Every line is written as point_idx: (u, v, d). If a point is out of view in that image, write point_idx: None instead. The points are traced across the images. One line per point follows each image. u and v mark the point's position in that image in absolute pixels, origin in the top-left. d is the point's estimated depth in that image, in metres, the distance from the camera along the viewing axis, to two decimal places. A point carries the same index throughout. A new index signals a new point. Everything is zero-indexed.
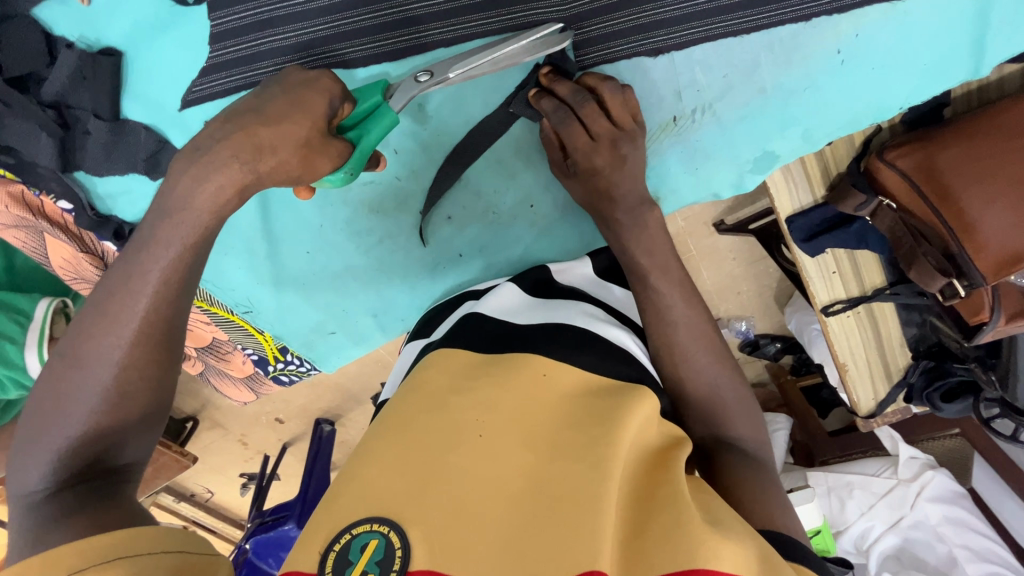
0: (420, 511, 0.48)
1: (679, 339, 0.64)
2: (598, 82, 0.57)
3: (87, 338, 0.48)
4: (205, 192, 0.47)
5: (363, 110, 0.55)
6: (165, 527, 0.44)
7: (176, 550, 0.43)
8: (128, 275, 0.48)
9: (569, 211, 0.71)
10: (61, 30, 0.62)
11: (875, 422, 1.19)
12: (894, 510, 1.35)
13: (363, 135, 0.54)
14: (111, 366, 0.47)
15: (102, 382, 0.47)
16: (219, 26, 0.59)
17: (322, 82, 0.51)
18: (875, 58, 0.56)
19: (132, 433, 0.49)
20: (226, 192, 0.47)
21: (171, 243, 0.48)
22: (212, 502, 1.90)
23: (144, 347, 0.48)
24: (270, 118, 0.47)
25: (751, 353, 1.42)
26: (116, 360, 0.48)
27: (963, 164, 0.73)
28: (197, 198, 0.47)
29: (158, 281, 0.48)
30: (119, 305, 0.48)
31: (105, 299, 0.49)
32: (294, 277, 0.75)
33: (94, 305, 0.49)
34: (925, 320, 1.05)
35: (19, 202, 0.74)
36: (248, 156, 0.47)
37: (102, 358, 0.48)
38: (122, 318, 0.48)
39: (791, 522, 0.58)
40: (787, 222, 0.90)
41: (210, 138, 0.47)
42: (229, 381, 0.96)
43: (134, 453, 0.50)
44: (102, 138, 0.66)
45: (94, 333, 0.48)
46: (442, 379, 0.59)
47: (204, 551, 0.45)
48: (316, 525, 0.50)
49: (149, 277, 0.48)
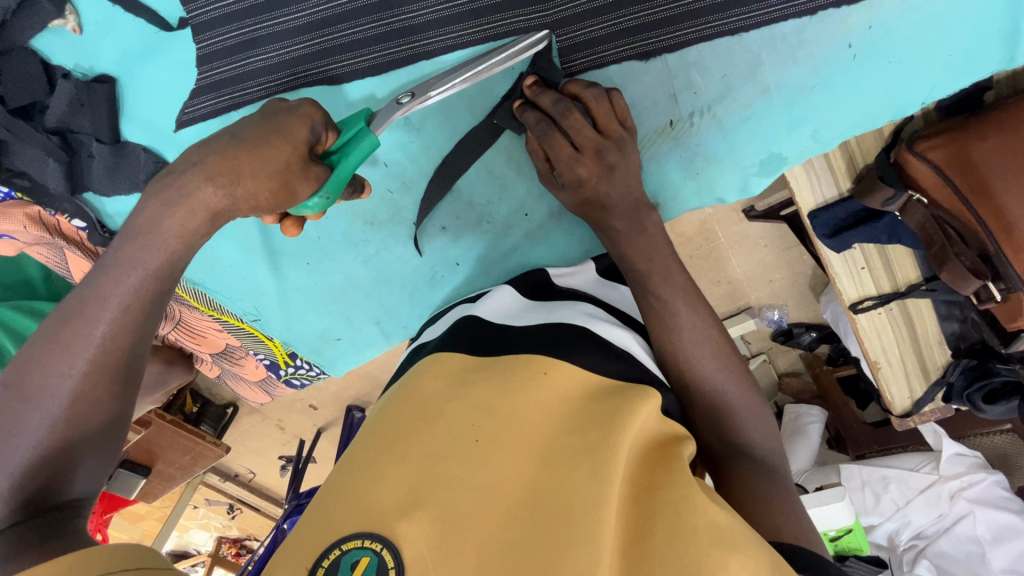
0: (410, 524, 0.48)
1: (683, 348, 0.62)
2: (580, 89, 0.56)
3: (35, 366, 0.47)
4: (175, 217, 0.49)
5: (345, 138, 0.57)
6: (124, 546, 0.42)
7: (141, 567, 0.41)
8: (85, 299, 0.49)
9: (563, 217, 0.69)
10: (59, 59, 0.65)
11: (911, 422, 1.12)
12: (934, 507, 1.29)
13: (343, 159, 0.56)
14: (61, 399, 0.46)
15: (50, 415, 0.46)
16: (206, 48, 0.60)
17: (303, 109, 0.54)
18: (892, 51, 0.53)
19: (86, 458, 0.48)
20: (197, 218, 0.49)
21: (134, 267, 0.49)
22: (256, 482, 1.98)
23: (100, 376, 0.48)
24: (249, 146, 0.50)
25: (785, 342, 1.37)
26: (67, 392, 0.47)
27: (1001, 157, 0.67)
28: (166, 222, 0.49)
29: (120, 304, 0.49)
30: (71, 333, 0.48)
31: (59, 325, 0.48)
32: (296, 289, 0.77)
33: (49, 332, 0.49)
34: (966, 316, 0.97)
35: (37, 223, 0.78)
36: (226, 180, 0.49)
37: (53, 391, 0.47)
38: (74, 346, 0.48)
39: (799, 535, 0.55)
40: (810, 217, 0.85)
41: (188, 162, 0.50)
42: (244, 383, 1.00)
43: (84, 485, 0.48)
44: (104, 160, 0.68)
45: (47, 361, 0.47)
46: (438, 386, 0.59)
47: (165, 568, 0.43)
48: (291, 548, 0.49)
49: (107, 303, 0.48)
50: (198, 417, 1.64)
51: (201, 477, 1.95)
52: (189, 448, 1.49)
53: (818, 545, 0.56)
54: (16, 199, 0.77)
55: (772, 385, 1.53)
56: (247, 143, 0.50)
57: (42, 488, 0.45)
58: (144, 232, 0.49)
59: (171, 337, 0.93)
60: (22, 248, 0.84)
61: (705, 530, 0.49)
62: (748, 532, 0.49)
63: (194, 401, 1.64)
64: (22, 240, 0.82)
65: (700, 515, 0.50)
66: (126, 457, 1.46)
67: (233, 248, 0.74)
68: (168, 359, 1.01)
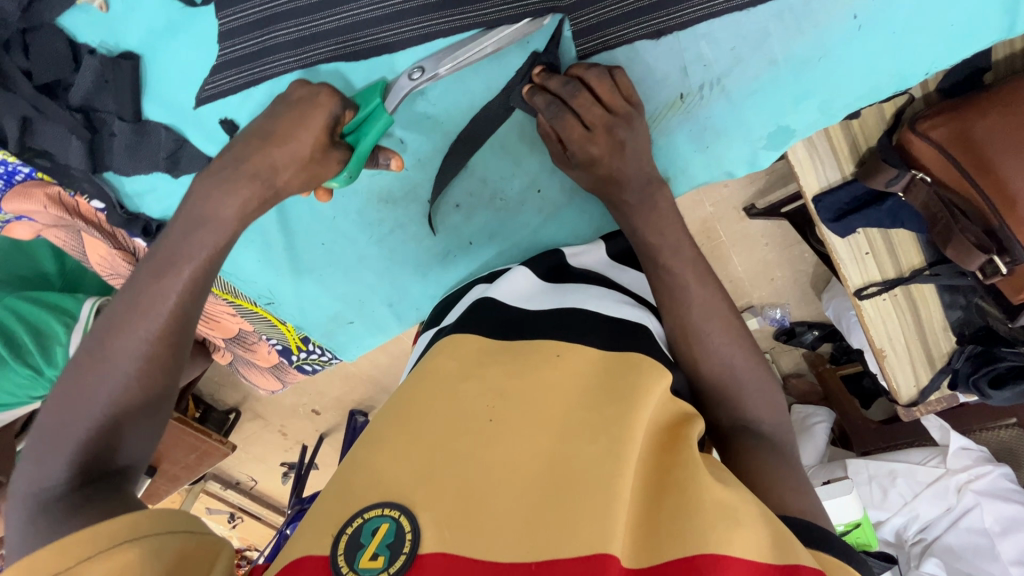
0: (427, 493, 0.48)
1: (693, 319, 0.62)
2: (582, 70, 0.58)
3: (114, 335, 0.51)
4: (231, 204, 0.55)
5: (362, 115, 0.60)
6: (174, 510, 0.44)
7: (183, 530, 0.43)
8: (155, 272, 0.53)
9: (576, 195, 0.70)
10: (85, 37, 0.65)
11: (918, 411, 1.12)
12: (940, 500, 1.29)
13: (361, 139, 0.60)
14: (135, 359, 0.50)
15: (120, 380, 0.50)
16: (226, 24, 0.61)
17: (323, 98, 0.56)
18: (896, 21, 0.54)
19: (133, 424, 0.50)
20: (251, 204, 0.56)
21: (204, 247, 0.54)
22: (257, 490, 1.98)
23: (166, 341, 0.52)
24: (279, 138, 0.55)
25: (787, 342, 1.38)
26: (141, 353, 0.50)
27: (1001, 133, 0.69)
28: (226, 209, 0.55)
29: (189, 279, 0.53)
30: (149, 302, 0.52)
31: (125, 301, 0.52)
32: (310, 271, 0.78)
33: (116, 311, 0.52)
34: (970, 303, 0.99)
35: (57, 204, 0.80)
36: (268, 174, 0.56)
37: (129, 352, 0.50)
38: (150, 313, 0.51)
39: (808, 508, 0.55)
40: (815, 201, 0.86)
41: (236, 159, 0.56)
42: (256, 369, 1.01)
43: (131, 453, 0.50)
44: (125, 139, 0.70)
45: (121, 329, 0.51)
46: (452, 365, 0.59)
47: (206, 533, 0.45)
48: (325, 509, 0.50)
49: (182, 273, 0.53)
50: (201, 421, 1.64)
51: (203, 484, 1.94)
52: (195, 448, 1.49)
53: (825, 519, 0.56)
54: (37, 180, 0.78)
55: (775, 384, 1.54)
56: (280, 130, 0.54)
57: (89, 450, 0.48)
58: (203, 224, 0.54)
59: None
60: (39, 229, 0.87)
61: (711, 506, 0.49)
62: (753, 509, 0.49)
63: (197, 407, 1.65)
64: (40, 221, 0.84)
65: (705, 492, 0.50)
66: None
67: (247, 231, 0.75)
68: None
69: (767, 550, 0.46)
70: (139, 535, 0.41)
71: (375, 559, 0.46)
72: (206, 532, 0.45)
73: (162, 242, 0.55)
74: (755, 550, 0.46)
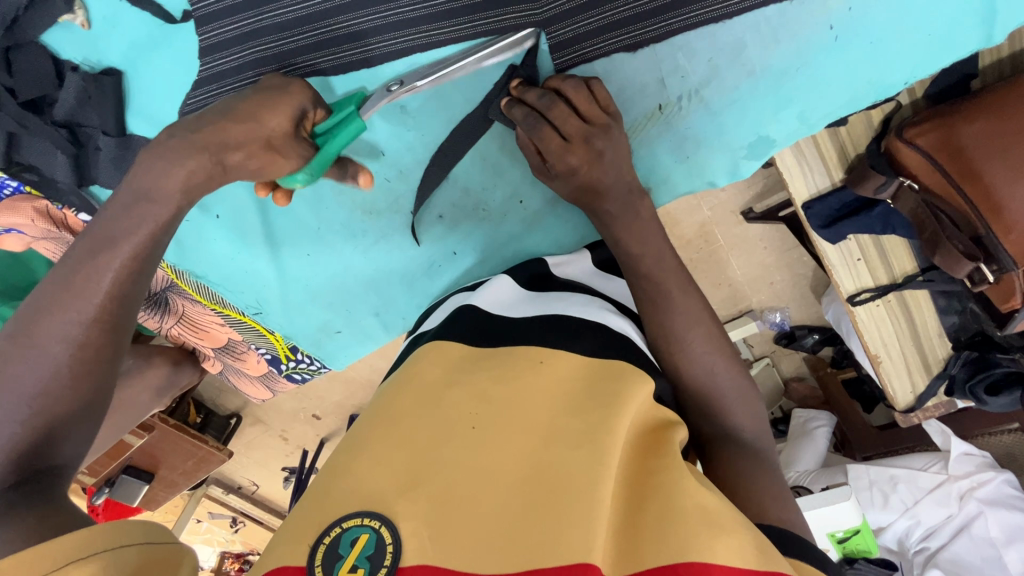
0: (409, 502, 0.48)
1: (675, 329, 0.62)
2: (559, 82, 0.58)
3: (43, 314, 0.49)
4: (176, 177, 0.52)
5: (335, 117, 0.60)
6: (131, 519, 0.44)
7: (141, 543, 0.43)
8: (98, 256, 0.50)
9: (558, 205, 0.71)
10: (66, 53, 0.67)
11: (916, 417, 1.12)
12: (944, 507, 1.27)
13: (329, 140, 0.60)
14: (67, 344, 0.48)
15: (48, 372, 0.47)
16: (208, 40, 0.63)
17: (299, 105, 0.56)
18: (873, 31, 0.54)
19: (74, 431, 0.48)
20: (198, 177, 0.53)
21: (146, 221, 0.52)
22: (258, 494, 1.98)
23: (101, 329, 0.50)
24: (239, 118, 0.54)
25: (787, 346, 1.37)
26: (72, 337, 0.48)
27: (986, 140, 0.68)
28: (170, 180, 0.52)
29: (130, 257, 0.51)
30: (82, 282, 0.49)
31: (66, 286, 0.49)
32: (298, 280, 0.78)
33: (49, 290, 0.50)
34: (965, 308, 0.97)
35: (45, 216, 0.81)
36: (218, 149, 0.53)
37: (60, 337, 0.48)
38: (85, 294, 0.49)
39: (788, 517, 0.55)
40: (804, 208, 0.86)
41: (187, 131, 0.53)
42: (246, 378, 1.01)
43: (70, 450, 0.48)
44: (110, 153, 0.71)
45: (54, 309, 0.49)
46: (436, 375, 0.59)
47: (168, 544, 0.45)
48: (307, 517, 0.49)
49: (118, 252, 0.51)
50: (202, 426, 1.65)
51: (204, 489, 1.95)
52: (192, 453, 1.50)
53: (805, 529, 0.55)
54: (26, 194, 0.80)
55: (776, 390, 1.51)
56: (244, 117, 0.54)
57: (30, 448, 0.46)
58: (147, 199, 0.52)
59: (174, 332, 0.96)
60: (30, 242, 0.87)
61: (694, 512, 0.49)
62: (735, 514, 0.49)
63: (198, 411, 1.65)
64: (30, 234, 0.85)
65: (689, 498, 0.50)
66: (128, 463, 1.46)
67: (233, 240, 0.75)
68: (175, 359, 1.03)
69: (750, 557, 0.45)
70: (92, 552, 0.40)
71: (354, 571, 0.45)
72: (167, 540, 0.45)
73: (102, 217, 0.52)
74: (737, 556, 0.45)
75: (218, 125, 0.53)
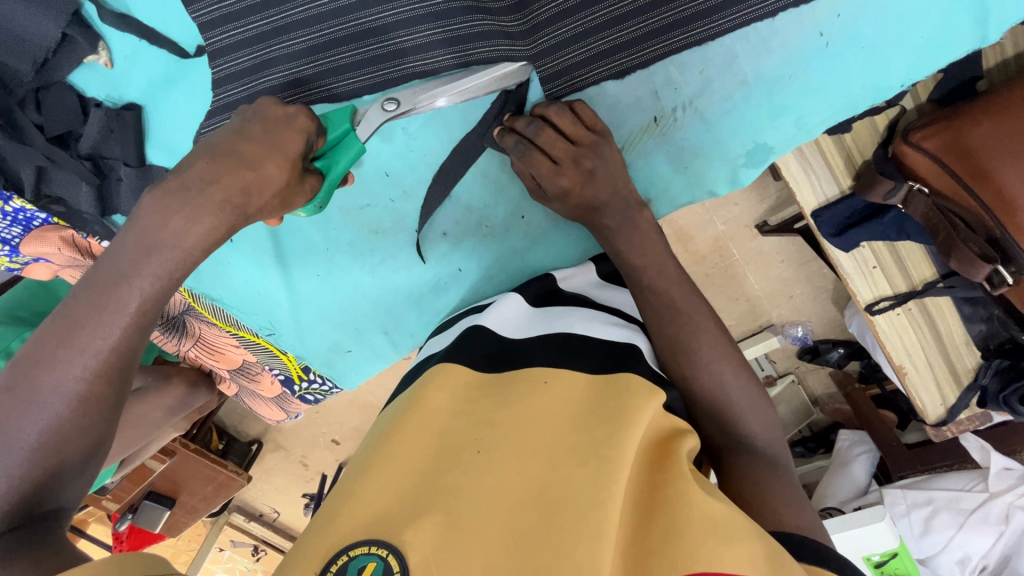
0: (417, 530, 0.46)
1: (680, 338, 0.62)
2: (545, 109, 0.60)
3: (41, 369, 0.48)
4: (195, 232, 0.53)
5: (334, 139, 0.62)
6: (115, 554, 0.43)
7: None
8: (100, 303, 0.50)
9: (559, 221, 0.72)
10: (92, 91, 0.73)
11: (948, 431, 1.07)
12: (989, 528, 1.17)
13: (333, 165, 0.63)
14: (68, 397, 0.48)
15: (53, 426, 0.48)
16: (219, 72, 0.66)
17: (299, 120, 0.58)
18: (863, 37, 0.56)
19: (75, 478, 0.49)
20: (217, 231, 0.54)
21: (156, 275, 0.52)
22: (279, 522, 1.96)
23: (108, 379, 0.50)
24: (248, 160, 0.55)
25: (812, 361, 1.32)
26: (74, 391, 0.49)
27: (998, 140, 0.67)
28: (188, 237, 0.53)
29: (135, 311, 0.51)
30: (84, 336, 0.49)
31: (71, 327, 0.50)
32: (308, 301, 0.80)
33: (45, 340, 0.50)
34: (991, 314, 0.93)
35: (70, 245, 0.87)
36: (239, 199, 0.54)
37: (59, 390, 0.48)
38: (86, 349, 0.49)
39: (805, 524, 0.53)
40: (814, 216, 0.85)
41: (200, 179, 0.53)
42: (261, 400, 1.04)
43: (68, 496, 0.49)
44: (131, 183, 0.75)
45: (52, 362, 0.49)
46: (444, 400, 0.58)
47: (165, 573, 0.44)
48: (315, 539, 0.48)
49: (124, 310, 0.51)
50: (224, 452, 1.68)
51: (226, 516, 1.95)
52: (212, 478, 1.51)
53: (823, 537, 0.54)
54: (54, 224, 0.86)
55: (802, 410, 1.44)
56: (256, 162, 0.55)
57: (32, 496, 0.46)
58: (156, 248, 0.52)
59: (191, 355, 0.99)
60: (57, 270, 0.94)
61: (701, 523, 0.47)
62: (744, 522, 0.48)
63: (220, 438, 1.69)
64: (56, 262, 0.91)
65: (694, 507, 0.49)
66: (151, 488, 1.50)
67: (247, 262, 0.78)
68: (190, 381, 1.09)
69: (761, 566, 0.44)
70: None
71: None
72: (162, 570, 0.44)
73: (111, 260, 0.52)
74: (748, 565, 0.44)
75: (229, 169, 0.54)
